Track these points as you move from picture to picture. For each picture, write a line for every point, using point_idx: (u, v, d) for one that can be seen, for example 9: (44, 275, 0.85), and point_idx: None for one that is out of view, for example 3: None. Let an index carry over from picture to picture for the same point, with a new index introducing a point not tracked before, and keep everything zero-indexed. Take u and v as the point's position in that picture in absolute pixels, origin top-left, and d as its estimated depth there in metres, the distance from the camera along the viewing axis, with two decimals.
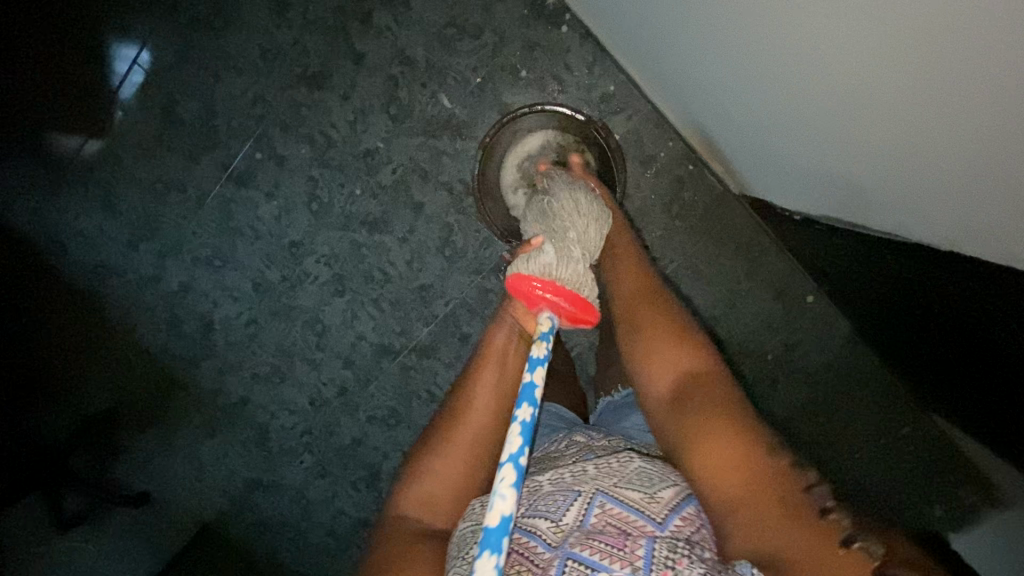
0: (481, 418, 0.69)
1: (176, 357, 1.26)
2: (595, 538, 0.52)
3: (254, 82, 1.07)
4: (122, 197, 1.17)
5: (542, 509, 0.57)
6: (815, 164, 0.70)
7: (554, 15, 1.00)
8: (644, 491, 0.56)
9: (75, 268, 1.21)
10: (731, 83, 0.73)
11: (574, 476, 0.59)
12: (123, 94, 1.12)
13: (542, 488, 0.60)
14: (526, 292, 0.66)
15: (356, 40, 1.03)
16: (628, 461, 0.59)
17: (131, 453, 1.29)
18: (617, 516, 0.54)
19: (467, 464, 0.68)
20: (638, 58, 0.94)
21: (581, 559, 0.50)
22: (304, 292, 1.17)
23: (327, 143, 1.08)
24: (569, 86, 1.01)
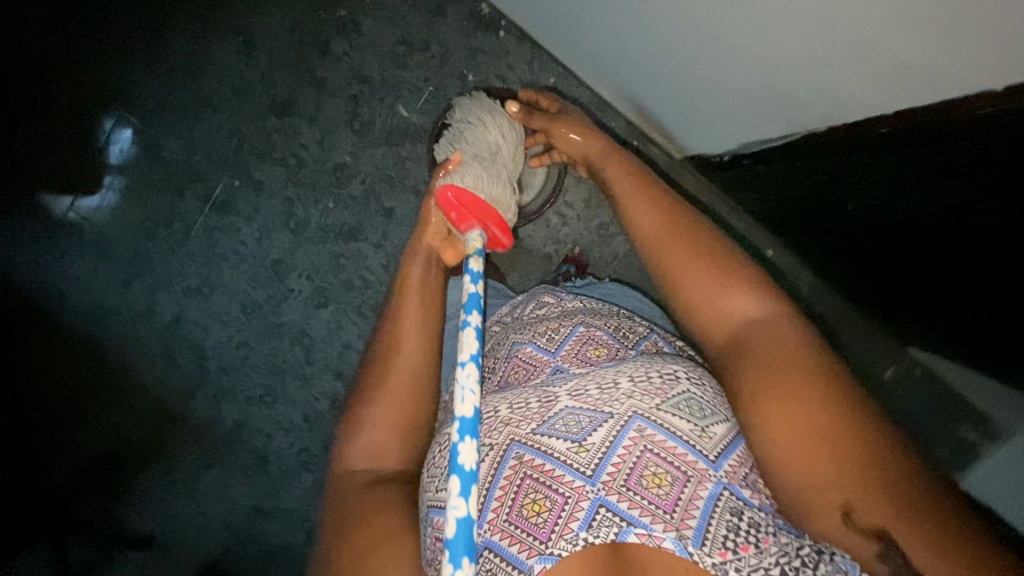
0: (411, 356, 0.80)
1: (172, 389, 1.29)
2: (635, 492, 0.63)
3: (228, 117, 1.17)
4: (114, 238, 1.24)
5: (564, 428, 0.67)
6: (749, 88, 0.79)
7: (491, 23, 1.11)
8: (695, 424, 0.66)
9: (72, 313, 1.27)
10: (657, 44, 0.85)
11: (607, 396, 0.69)
12: (110, 149, 1.21)
13: (562, 403, 0.70)
14: (458, 208, 0.81)
15: (317, 68, 1.14)
16: (673, 386, 0.69)
17: (132, 496, 1.30)
18: (656, 449, 0.64)
19: (397, 404, 0.78)
20: (570, 48, 1.05)
21: (616, 509, 0.62)
22: (289, 307, 1.23)
23: (299, 163, 1.17)
24: (513, 83, 1.11)
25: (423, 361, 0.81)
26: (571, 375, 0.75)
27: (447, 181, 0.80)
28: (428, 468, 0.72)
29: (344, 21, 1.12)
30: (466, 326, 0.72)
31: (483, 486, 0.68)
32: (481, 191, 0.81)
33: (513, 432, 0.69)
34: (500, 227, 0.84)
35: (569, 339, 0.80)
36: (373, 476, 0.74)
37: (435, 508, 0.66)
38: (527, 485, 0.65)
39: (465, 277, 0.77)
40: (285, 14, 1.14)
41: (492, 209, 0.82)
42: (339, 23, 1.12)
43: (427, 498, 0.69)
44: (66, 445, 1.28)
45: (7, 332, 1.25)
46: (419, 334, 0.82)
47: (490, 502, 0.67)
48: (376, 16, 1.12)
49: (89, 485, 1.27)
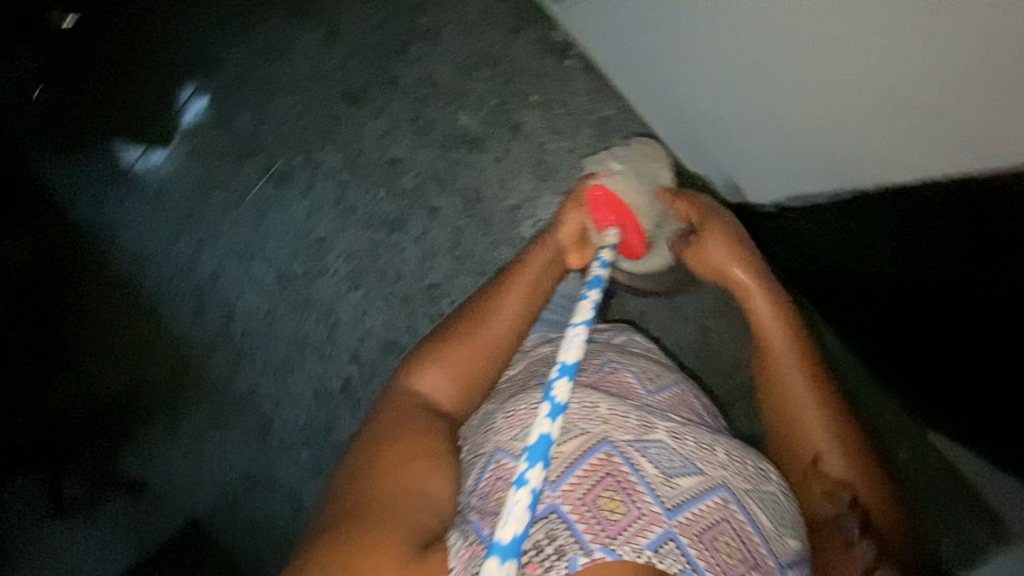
0: (504, 322, 0.90)
1: (196, 344, 1.34)
2: (704, 543, 0.68)
3: (302, 98, 1.24)
4: (173, 192, 1.31)
5: (660, 459, 0.74)
6: (823, 136, 0.88)
7: (562, 52, 1.17)
8: (774, 529, 0.75)
9: (121, 255, 1.33)
10: (735, 99, 0.97)
11: (702, 455, 0.77)
12: (184, 115, 1.30)
13: (661, 437, 0.76)
14: (603, 206, 0.97)
15: (392, 66, 1.21)
16: (762, 481, 0.80)
17: (133, 441, 1.33)
18: (731, 518, 0.72)
19: (477, 359, 0.88)
20: (639, 81, 1.11)
21: (681, 548, 0.67)
22: (321, 285, 1.27)
23: (358, 150, 1.23)
24: (573, 109, 1.16)
25: (507, 334, 0.90)
26: (663, 414, 0.81)
27: (600, 182, 0.97)
28: (503, 416, 0.78)
29: (425, 28, 1.20)
30: (585, 298, 0.87)
31: (565, 458, 0.73)
32: (625, 196, 0.97)
33: (611, 431, 0.75)
34: (635, 232, 0.99)
35: (666, 390, 0.87)
36: (429, 404, 0.84)
37: (506, 450, 0.74)
38: (607, 482, 0.71)
39: (596, 261, 0.94)
40: (372, 15, 1.22)
41: (631, 212, 0.97)
42: (421, 30, 1.20)
43: (495, 441, 0.76)
44: (81, 379, 1.32)
45: (55, 261, 1.32)
46: (514, 311, 0.92)
47: (568, 478, 0.71)
48: (455, 28, 1.19)
49: (95, 423, 1.32)
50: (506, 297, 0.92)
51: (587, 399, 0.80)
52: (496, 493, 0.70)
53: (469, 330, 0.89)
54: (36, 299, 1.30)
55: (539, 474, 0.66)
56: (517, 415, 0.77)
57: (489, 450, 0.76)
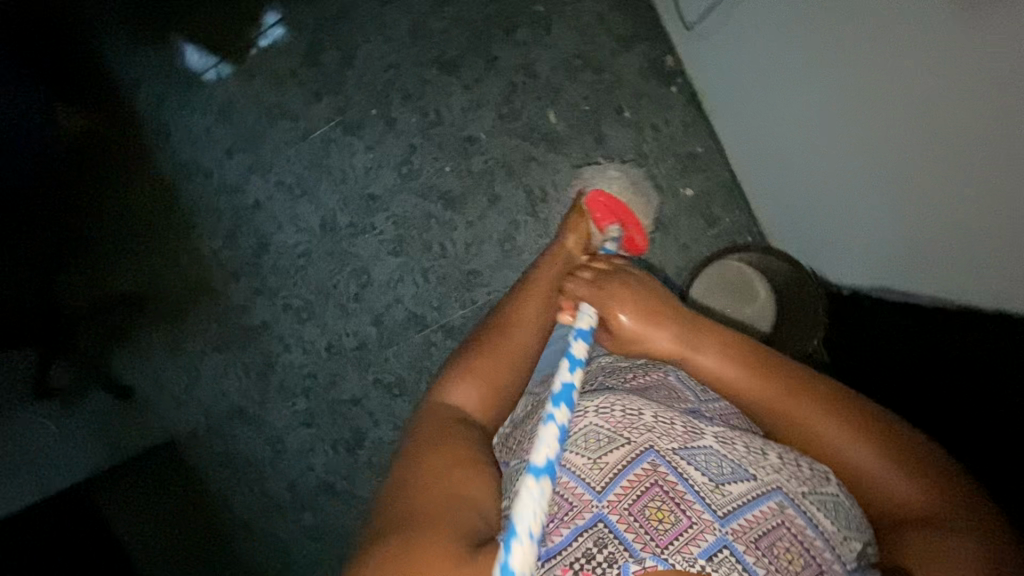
0: (525, 331, 0.82)
1: (221, 266, 1.31)
2: (762, 552, 0.56)
3: (394, 51, 1.20)
4: (240, 110, 1.28)
5: (704, 462, 0.60)
6: (875, 228, 0.88)
7: (667, 77, 1.15)
8: (840, 532, 0.59)
9: (170, 158, 1.31)
10: (805, 162, 0.96)
11: (753, 455, 0.62)
12: (268, 38, 1.27)
13: (706, 440, 0.62)
14: (604, 206, 0.98)
15: (495, 45, 1.17)
16: (823, 482, 0.62)
17: (135, 345, 1.35)
18: (792, 527, 0.58)
19: (496, 366, 0.78)
20: (734, 123, 1.08)
21: (738, 556, 0.56)
22: (363, 242, 1.25)
23: (437, 119, 1.20)
24: (663, 136, 1.14)
25: (532, 339, 0.83)
26: (711, 415, 0.67)
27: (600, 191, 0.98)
28: (543, 419, 0.69)
29: (538, 17, 1.17)
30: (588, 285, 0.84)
31: (610, 466, 0.61)
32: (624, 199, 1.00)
33: (655, 439, 0.61)
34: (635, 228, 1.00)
35: (721, 393, 0.73)
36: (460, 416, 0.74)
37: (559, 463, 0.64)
38: (650, 492, 0.59)
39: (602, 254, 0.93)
40: None
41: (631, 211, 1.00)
42: (533, 17, 1.17)
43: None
44: (102, 274, 1.34)
45: (103, 153, 1.32)
46: (534, 319, 0.84)
47: (615, 484, 0.60)
48: (569, 24, 1.16)
49: (104, 318, 1.34)
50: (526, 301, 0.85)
51: (628, 404, 0.64)
52: (543, 502, 0.62)
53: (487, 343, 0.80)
54: (78, 184, 1.32)
55: (567, 413, 0.65)
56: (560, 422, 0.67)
57: (525, 457, 0.66)
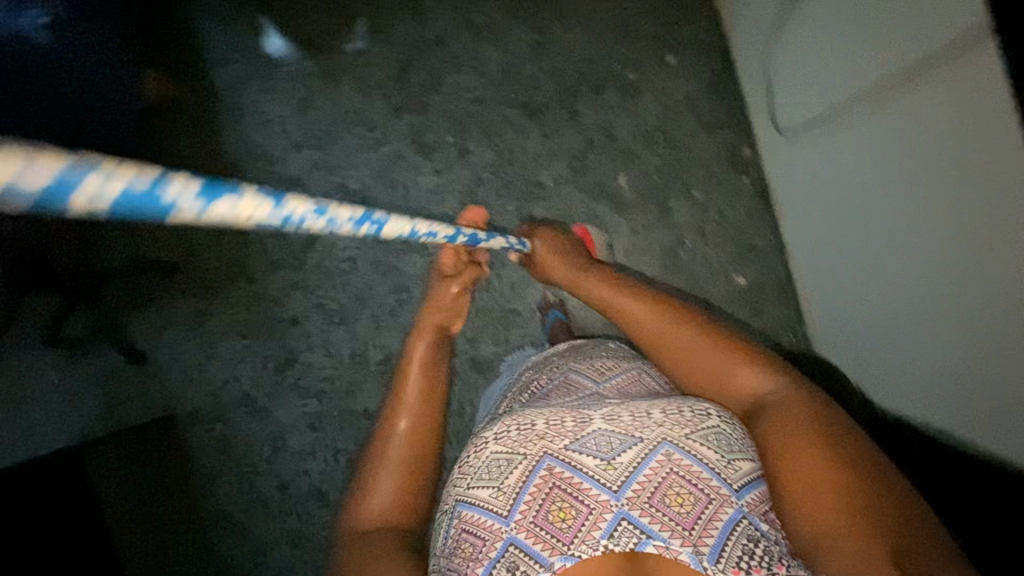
0: (417, 406, 0.86)
1: (264, 254, 1.31)
2: (654, 509, 0.64)
3: (483, 86, 1.23)
4: (318, 107, 1.28)
5: (594, 447, 0.68)
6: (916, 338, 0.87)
7: (740, 167, 1.18)
8: (722, 456, 0.67)
9: (237, 138, 1.30)
10: (863, 263, 0.95)
11: (638, 422, 0.70)
12: (360, 43, 1.28)
13: (595, 425, 0.70)
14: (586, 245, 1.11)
15: (582, 101, 1.19)
16: (704, 418, 0.70)
17: (161, 309, 1.34)
18: (682, 473, 0.65)
19: (408, 454, 0.80)
20: (800, 224, 1.11)
21: (637, 523, 0.63)
22: (411, 260, 1.27)
23: (511, 157, 1.21)
24: (725, 221, 1.16)
25: (430, 414, 0.86)
26: (606, 403, 0.75)
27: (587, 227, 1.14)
28: (457, 468, 0.76)
29: (627, 84, 1.19)
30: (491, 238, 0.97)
31: (510, 490, 0.68)
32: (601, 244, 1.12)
33: (547, 444, 0.69)
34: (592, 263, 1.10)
35: (618, 376, 0.83)
36: (384, 519, 0.74)
37: (470, 503, 0.69)
38: (552, 495, 0.66)
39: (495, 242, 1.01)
40: (587, 46, 1.19)
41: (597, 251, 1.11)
42: (622, 84, 1.19)
43: (456, 493, 0.72)
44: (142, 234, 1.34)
45: (164, 114, 1.28)
46: (417, 393, 0.88)
47: (518, 509, 0.66)
48: (658, 97, 1.18)
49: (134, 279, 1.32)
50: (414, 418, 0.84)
51: (523, 421, 0.74)
52: (463, 546, 0.67)
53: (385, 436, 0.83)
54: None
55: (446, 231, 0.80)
56: (478, 474, 0.71)
57: (453, 504, 0.71)
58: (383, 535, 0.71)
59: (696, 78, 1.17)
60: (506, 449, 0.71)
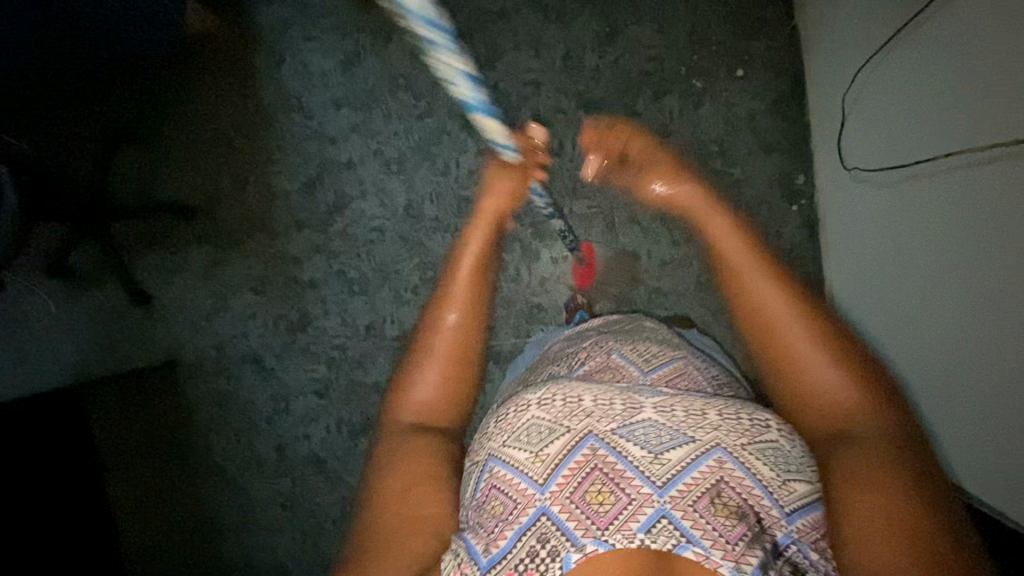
0: (470, 287, 0.82)
1: (288, 212, 1.26)
2: (702, 516, 0.54)
3: (541, 70, 1.17)
4: (364, 66, 1.21)
5: (643, 436, 0.60)
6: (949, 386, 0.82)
7: (794, 194, 1.11)
8: (777, 473, 0.57)
9: (275, 86, 1.24)
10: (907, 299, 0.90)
11: (692, 419, 0.61)
12: None
13: (646, 414, 0.62)
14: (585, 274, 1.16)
15: (642, 102, 1.14)
16: (761, 431, 0.61)
17: (173, 253, 1.30)
18: (733, 483, 0.56)
19: (456, 350, 0.77)
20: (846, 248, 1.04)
21: (679, 526, 0.53)
22: (439, 240, 1.22)
23: (558, 150, 1.17)
24: (767, 248, 1.13)
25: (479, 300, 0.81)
26: (659, 391, 0.68)
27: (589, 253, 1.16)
28: (496, 421, 0.68)
29: (692, 90, 1.13)
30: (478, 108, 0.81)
31: (550, 459, 0.59)
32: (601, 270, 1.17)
33: (594, 423, 0.61)
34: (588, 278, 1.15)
35: (664, 367, 0.75)
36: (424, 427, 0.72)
37: (501, 458, 0.62)
38: (592, 475, 0.57)
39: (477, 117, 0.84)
40: (656, 43, 1.13)
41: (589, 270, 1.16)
42: (688, 88, 1.13)
43: (489, 446, 0.64)
44: (162, 173, 1.28)
45: (210, 56, 1.26)
46: (469, 285, 0.82)
47: (557, 480, 0.58)
48: (721, 110, 1.12)
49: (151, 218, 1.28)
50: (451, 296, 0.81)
51: (568, 393, 0.66)
52: (490, 503, 0.59)
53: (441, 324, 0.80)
54: (167, 81, 1.27)
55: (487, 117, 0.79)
56: (516, 435, 0.63)
57: (484, 458, 0.64)
58: (422, 440, 0.70)
59: (765, 95, 1.11)
60: (548, 417, 0.63)
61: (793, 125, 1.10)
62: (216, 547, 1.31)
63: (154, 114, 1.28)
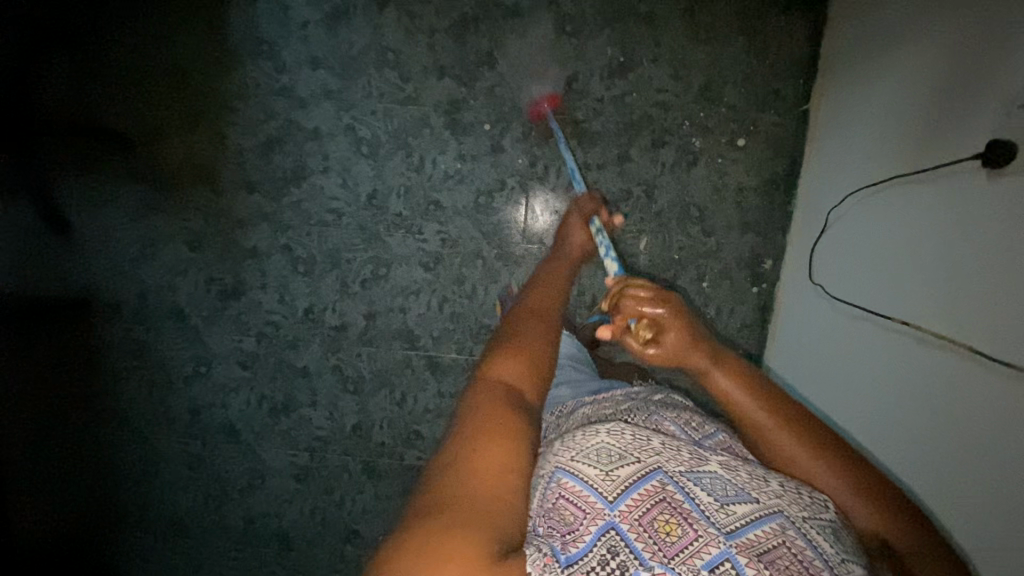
0: (552, 292, 0.75)
1: (240, 169, 1.15)
2: (765, 565, 0.46)
3: (543, 85, 1.08)
4: (350, 28, 1.08)
5: (712, 485, 0.52)
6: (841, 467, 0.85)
7: (757, 276, 1.11)
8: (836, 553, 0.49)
9: (246, 25, 1.09)
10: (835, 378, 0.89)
11: (752, 481, 0.54)
12: None
13: (711, 467, 0.54)
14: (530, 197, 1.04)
15: (637, 147, 1.09)
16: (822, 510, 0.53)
17: (99, 186, 1.17)
18: (797, 549, 0.48)
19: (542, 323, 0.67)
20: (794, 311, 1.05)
21: (741, 571, 0.46)
22: (399, 238, 1.15)
23: (542, 176, 1.11)
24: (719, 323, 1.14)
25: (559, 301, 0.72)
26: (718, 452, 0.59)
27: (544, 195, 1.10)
28: (563, 440, 0.58)
29: (690, 147, 1.08)
30: None
31: (621, 477, 0.51)
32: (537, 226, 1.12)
33: (666, 461, 0.53)
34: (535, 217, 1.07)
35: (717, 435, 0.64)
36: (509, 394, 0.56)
37: (569, 469, 0.53)
38: (656, 502, 0.50)
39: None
40: (667, 88, 1.06)
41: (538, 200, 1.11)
42: (686, 144, 1.08)
43: (555, 458, 0.55)
44: (97, 96, 1.14)
45: None
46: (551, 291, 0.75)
47: (629, 501, 0.50)
48: (712, 176, 1.09)
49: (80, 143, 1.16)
50: (533, 298, 0.72)
51: (638, 431, 0.57)
52: (557, 511, 0.51)
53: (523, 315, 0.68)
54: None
55: None
56: (580, 445, 0.55)
57: (546, 471, 0.54)
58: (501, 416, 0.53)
59: (759, 171, 1.08)
60: (615, 442, 0.55)
61: (778, 209, 1.08)
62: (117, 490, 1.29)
63: (92, 23, 1.11)
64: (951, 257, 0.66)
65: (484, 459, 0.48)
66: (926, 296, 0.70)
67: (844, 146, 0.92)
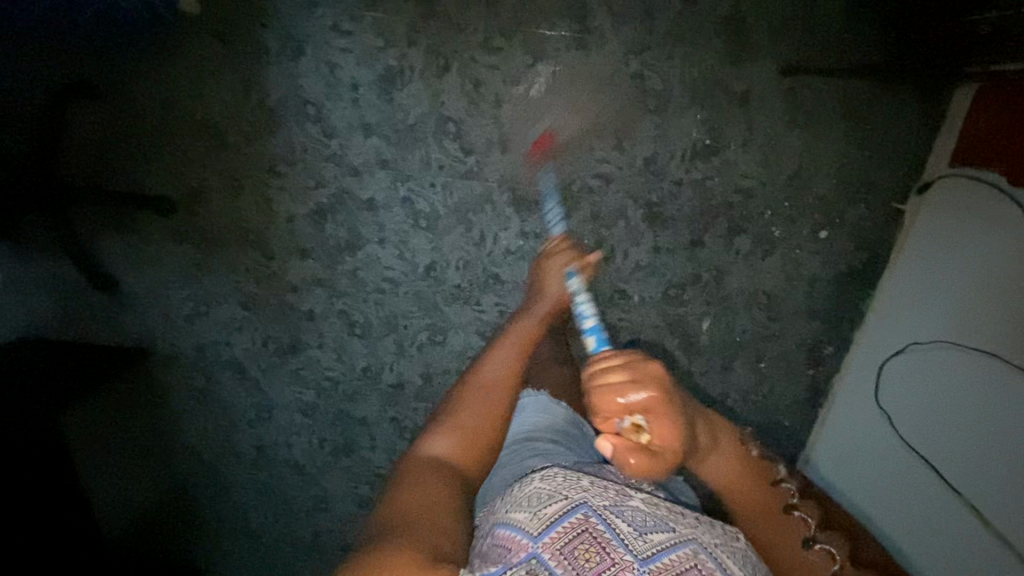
0: (499, 360, 0.75)
1: (291, 233, 1.09)
2: None
3: (615, 162, 1.00)
4: (406, 93, 0.99)
5: (635, 522, 0.51)
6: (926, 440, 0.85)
7: (817, 360, 1.07)
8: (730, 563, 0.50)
9: (288, 83, 1.01)
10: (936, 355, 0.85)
11: (674, 513, 0.54)
12: (489, 37, 0.97)
13: (636, 500, 0.54)
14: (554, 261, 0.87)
15: (711, 233, 1.02)
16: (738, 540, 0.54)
17: (140, 243, 1.12)
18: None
19: (488, 400, 0.70)
20: (905, 274, 0.96)
21: None
22: (456, 308, 1.12)
23: (607, 256, 1.04)
24: (780, 405, 1.09)
25: (510, 360, 0.75)
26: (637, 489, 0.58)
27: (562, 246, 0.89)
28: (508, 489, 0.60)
29: (766, 233, 1.02)
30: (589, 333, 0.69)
31: (547, 517, 0.52)
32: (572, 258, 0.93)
33: (591, 496, 0.53)
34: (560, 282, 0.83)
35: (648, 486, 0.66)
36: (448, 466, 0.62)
37: (506, 521, 0.54)
38: (581, 531, 0.50)
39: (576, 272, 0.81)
40: (748, 170, 0.99)
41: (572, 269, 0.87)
42: (762, 230, 1.02)
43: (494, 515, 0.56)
44: (129, 155, 1.06)
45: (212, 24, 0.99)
46: (501, 354, 0.76)
47: (556, 533, 0.50)
48: (787, 265, 1.03)
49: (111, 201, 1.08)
50: (486, 366, 0.74)
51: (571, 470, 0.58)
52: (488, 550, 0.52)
53: (468, 389, 0.71)
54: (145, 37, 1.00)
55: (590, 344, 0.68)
56: (518, 492, 0.57)
57: (490, 527, 0.55)
58: (439, 477, 0.59)
59: (837, 259, 1.03)
60: (548, 485, 0.55)
61: (848, 299, 1.04)
62: (189, 539, 1.30)
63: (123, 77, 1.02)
64: (984, 438, 0.76)
65: (427, 497, 0.56)
66: (958, 457, 0.80)
67: (918, 276, 0.93)
